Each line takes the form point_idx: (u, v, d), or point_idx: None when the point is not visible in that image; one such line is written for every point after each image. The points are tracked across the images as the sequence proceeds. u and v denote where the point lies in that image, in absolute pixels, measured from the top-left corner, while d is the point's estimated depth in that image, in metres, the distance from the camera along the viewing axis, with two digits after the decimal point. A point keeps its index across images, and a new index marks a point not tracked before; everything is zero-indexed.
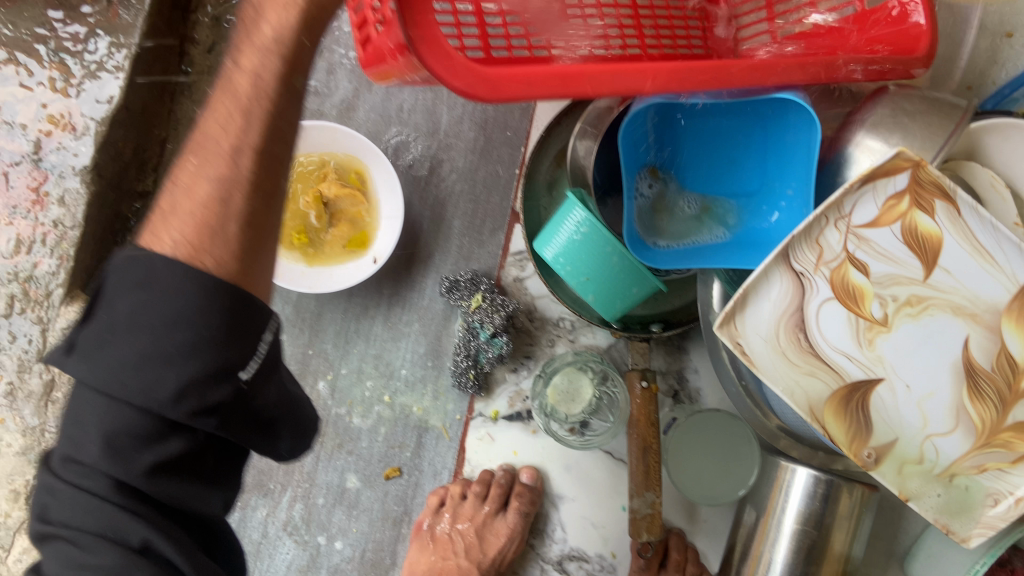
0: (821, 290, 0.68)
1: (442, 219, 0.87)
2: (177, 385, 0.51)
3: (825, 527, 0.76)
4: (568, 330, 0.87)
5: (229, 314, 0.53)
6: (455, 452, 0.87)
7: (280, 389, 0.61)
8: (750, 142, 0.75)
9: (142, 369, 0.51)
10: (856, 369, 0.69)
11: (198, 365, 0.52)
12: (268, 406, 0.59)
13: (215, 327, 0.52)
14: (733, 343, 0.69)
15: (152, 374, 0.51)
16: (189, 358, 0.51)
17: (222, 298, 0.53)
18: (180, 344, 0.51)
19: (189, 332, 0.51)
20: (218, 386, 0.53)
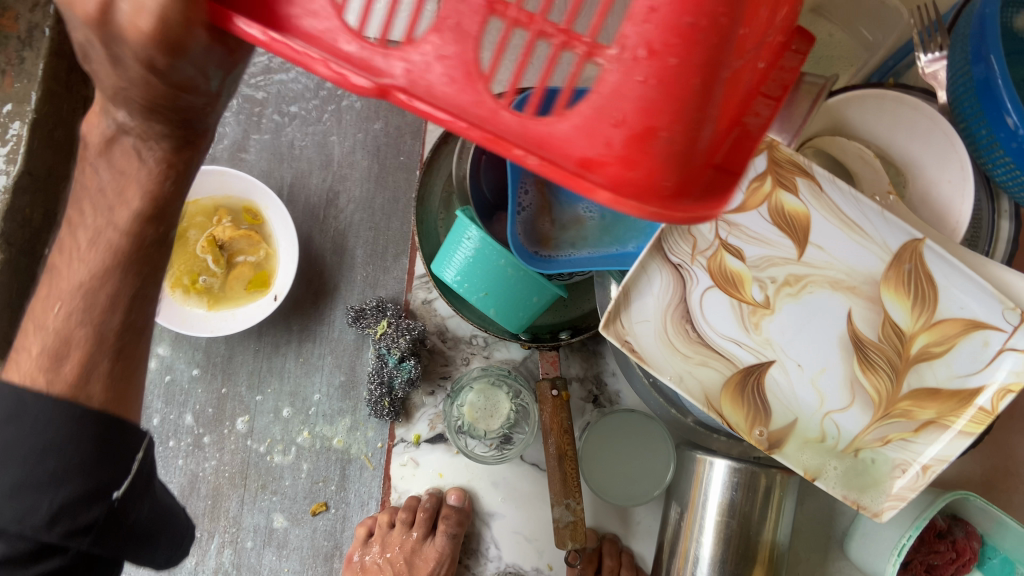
0: (700, 279, 0.68)
1: (344, 249, 0.87)
2: (51, 510, 0.52)
3: (745, 516, 0.75)
4: (481, 346, 0.87)
5: (100, 439, 0.54)
6: (381, 480, 0.86)
7: (155, 502, 0.61)
8: None
9: (13, 499, 0.51)
10: (747, 354, 0.69)
11: (71, 489, 0.52)
12: (143, 520, 0.59)
13: (84, 454, 0.53)
14: (622, 341, 0.68)
15: (26, 502, 0.51)
16: (61, 484, 0.52)
17: (91, 426, 0.53)
18: (51, 472, 0.52)
19: (59, 459, 0.52)
20: (90, 509, 0.54)
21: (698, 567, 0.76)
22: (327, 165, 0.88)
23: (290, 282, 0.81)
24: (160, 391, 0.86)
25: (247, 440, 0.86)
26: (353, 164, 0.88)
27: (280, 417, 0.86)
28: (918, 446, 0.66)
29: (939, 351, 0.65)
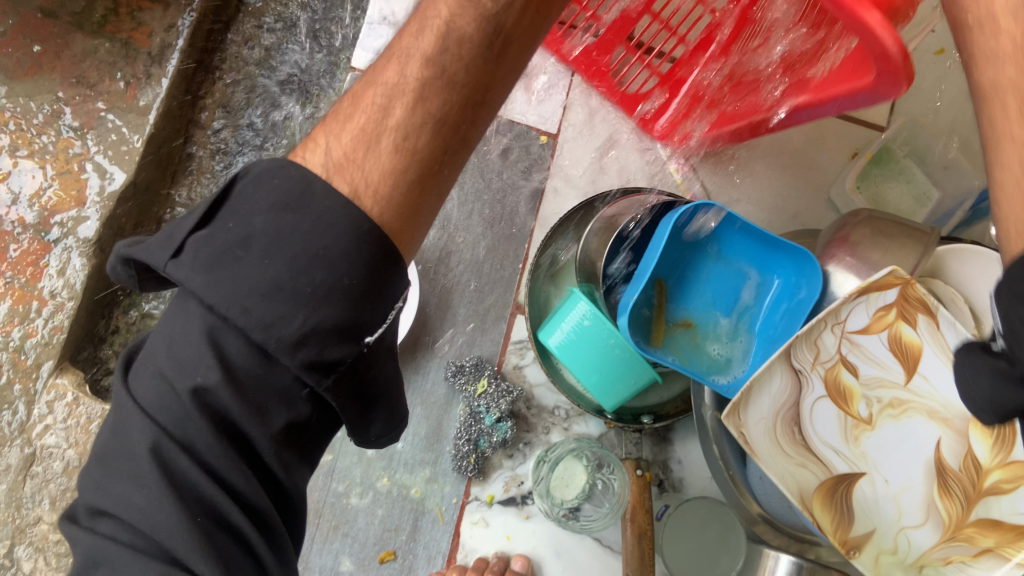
0: (815, 388, 0.75)
1: (448, 306, 0.91)
2: (303, 328, 0.43)
3: None
4: (563, 418, 0.91)
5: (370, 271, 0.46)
6: (451, 535, 0.88)
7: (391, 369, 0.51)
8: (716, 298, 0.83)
9: (270, 300, 0.43)
10: (842, 463, 0.75)
11: (331, 315, 0.44)
12: (379, 380, 0.49)
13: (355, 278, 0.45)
14: (739, 433, 0.74)
15: (281, 309, 0.43)
16: (323, 304, 0.44)
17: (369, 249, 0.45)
18: (317, 284, 0.44)
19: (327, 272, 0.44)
20: (341, 344, 0.45)
21: None
22: (444, 225, 0.93)
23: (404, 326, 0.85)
24: None
25: (324, 482, 0.86)
26: (468, 228, 0.93)
27: (361, 461, 0.87)
28: (976, 571, 0.70)
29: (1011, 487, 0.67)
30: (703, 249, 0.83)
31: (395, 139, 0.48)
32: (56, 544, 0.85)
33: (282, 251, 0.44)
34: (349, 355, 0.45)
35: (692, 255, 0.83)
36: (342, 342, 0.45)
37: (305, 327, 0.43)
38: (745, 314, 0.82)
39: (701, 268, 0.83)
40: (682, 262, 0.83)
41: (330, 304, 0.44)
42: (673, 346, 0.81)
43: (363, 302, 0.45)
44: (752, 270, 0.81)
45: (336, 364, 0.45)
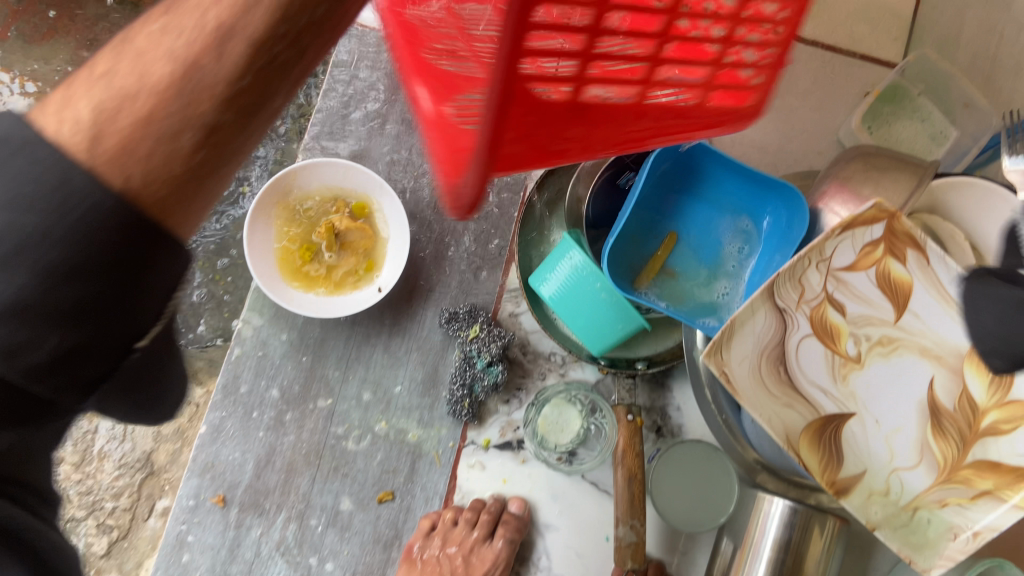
0: (801, 326, 0.73)
1: (444, 255, 0.93)
2: (44, 355, 0.35)
3: (798, 554, 0.78)
4: (558, 364, 0.91)
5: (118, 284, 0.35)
6: (447, 478, 0.90)
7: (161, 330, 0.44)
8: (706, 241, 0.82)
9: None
10: (830, 403, 0.74)
11: (69, 338, 0.35)
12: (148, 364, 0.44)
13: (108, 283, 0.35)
14: (721, 372, 0.71)
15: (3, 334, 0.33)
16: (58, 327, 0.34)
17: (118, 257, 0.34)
18: (60, 302, 0.34)
19: (79, 287, 0.34)
20: (94, 361, 0.37)
21: None
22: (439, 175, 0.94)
23: (396, 273, 0.88)
24: (252, 363, 0.90)
25: (325, 425, 0.90)
26: None
27: (359, 405, 0.90)
28: (971, 513, 0.69)
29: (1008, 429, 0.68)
30: (688, 193, 0.81)
31: (161, 98, 0.34)
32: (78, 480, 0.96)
33: (32, 256, 0.33)
34: (105, 369, 0.38)
35: (678, 199, 0.82)
36: (98, 357, 0.37)
37: (58, 352, 0.35)
38: (734, 260, 0.80)
39: (690, 213, 0.82)
40: (669, 206, 0.82)
41: (69, 325, 0.35)
42: (660, 285, 0.81)
43: (120, 317, 0.36)
44: (740, 210, 0.80)
45: (86, 379, 0.37)
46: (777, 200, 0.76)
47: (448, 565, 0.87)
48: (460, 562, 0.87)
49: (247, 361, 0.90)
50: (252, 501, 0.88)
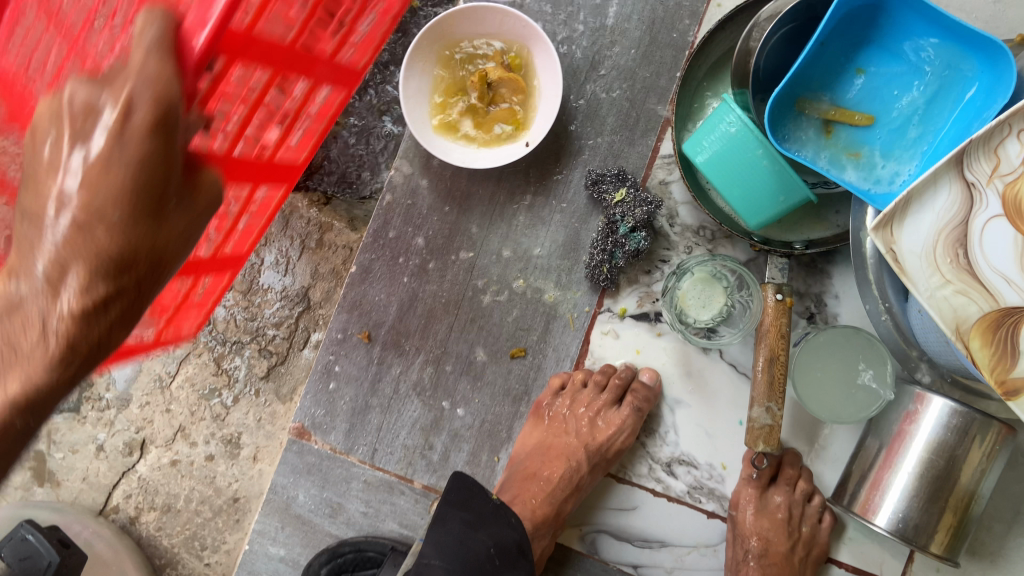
0: (991, 205, 0.64)
1: (596, 113, 0.89)
2: None
3: (954, 458, 0.73)
4: (707, 239, 0.88)
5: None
6: (580, 342, 0.90)
7: None
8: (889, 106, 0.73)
9: None
10: (1014, 294, 0.64)
11: None
12: None
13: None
14: (887, 249, 0.67)
15: None
16: None
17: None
18: None
19: None
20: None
21: (888, 497, 0.75)
22: (598, 29, 0.89)
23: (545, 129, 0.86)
24: (401, 211, 0.92)
25: (467, 278, 0.91)
26: (625, 32, 0.88)
27: (499, 261, 0.90)
28: None
29: None
30: (873, 48, 0.73)
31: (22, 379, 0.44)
32: (242, 308, 1.04)
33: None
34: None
35: (860, 54, 0.73)
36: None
37: None
38: (918, 134, 0.71)
39: (873, 71, 0.73)
40: (848, 62, 0.74)
41: None
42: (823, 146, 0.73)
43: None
44: (938, 75, 0.70)
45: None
46: (985, 66, 0.66)
47: (574, 424, 0.87)
48: (584, 426, 0.87)
49: (397, 209, 0.92)
50: (395, 341, 0.92)
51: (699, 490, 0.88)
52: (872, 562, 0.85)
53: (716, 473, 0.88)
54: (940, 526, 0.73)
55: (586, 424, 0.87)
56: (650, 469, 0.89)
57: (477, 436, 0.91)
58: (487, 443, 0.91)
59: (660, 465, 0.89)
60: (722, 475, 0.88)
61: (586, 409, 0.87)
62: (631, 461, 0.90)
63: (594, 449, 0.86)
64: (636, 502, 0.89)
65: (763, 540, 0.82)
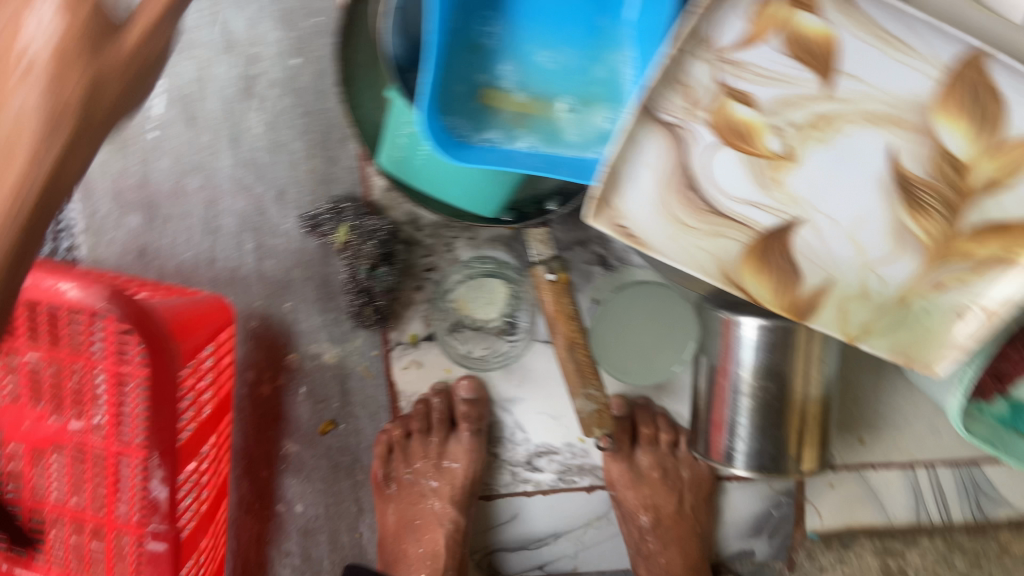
0: (701, 137, 0.53)
1: (279, 143, 0.75)
2: None
3: (780, 375, 0.68)
4: (464, 228, 0.76)
5: None
6: (386, 387, 0.80)
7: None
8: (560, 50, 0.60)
9: None
10: (765, 216, 0.56)
11: None
12: None
13: None
14: (617, 229, 0.56)
15: None
16: None
17: None
18: None
19: None
20: None
21: (738, 433, 0.71)
22: (231, 46, 0.73)
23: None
24: None
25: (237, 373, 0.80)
26: (262, 39, 0.73)
27: (262, 345, 0.79)
28: (979, 287, 0.57)
29: (1009, 180, 0.52)
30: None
31: None
32: None
33: None
34: None
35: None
36: None
37: None
38: (601, 71, 0.60)
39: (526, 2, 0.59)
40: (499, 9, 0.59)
41: None
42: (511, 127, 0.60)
43: None
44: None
45: None
46: None
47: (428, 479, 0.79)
48: (434, 476, 0.79)
49: None
50: None
51: (569, 472, 0.83)
52: None
53: (578, 449, 0.83)
54: (794, 443, 0.70)
55: (434, 475, 0.79)
56: (514, 474, 0.83)
57: (328, 523, 0.83)
58: (341, 525, 0.83)
59: (522, 467, 0.83)
60: (584, 447, 0.83)
61: (424, 460, 0.79)
62: (492, 475, 0.83)
63: (460, 494, 0.78)
64: (517, 510, 0.84)
65: (653, 509, 0.76)
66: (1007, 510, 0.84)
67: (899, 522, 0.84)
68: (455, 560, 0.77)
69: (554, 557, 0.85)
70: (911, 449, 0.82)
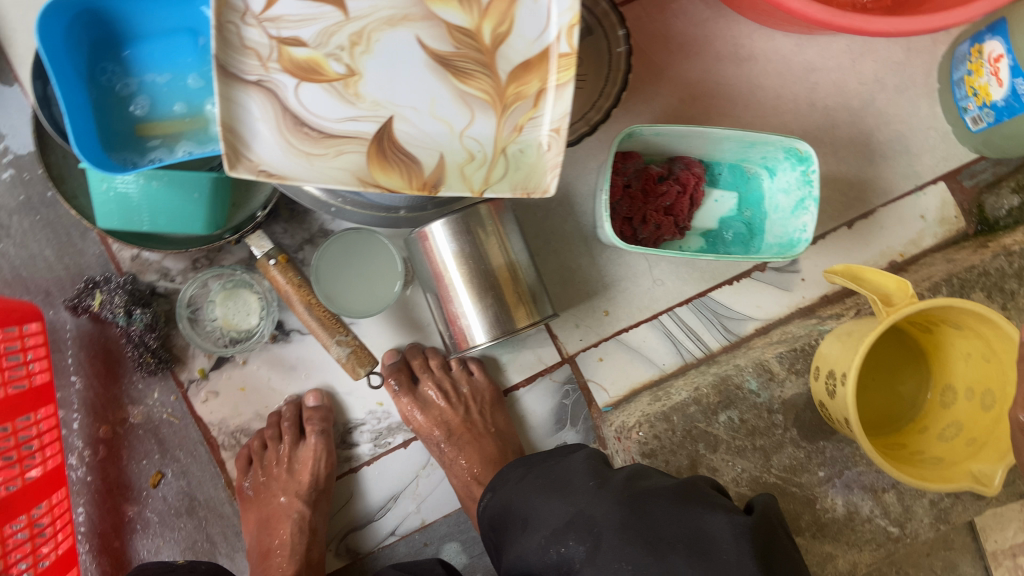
0: (285, 82, 0.70)
1: (32, 255, 0.89)
2: None
3: (475, 255, 0.81)
4: (209, 263, 0.90)
5: None
6: (195, 423, 0.90)
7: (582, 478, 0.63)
8: (188, 71, 0.77)
9: None
10: (367, 124, 0.72)
11: None
12: None
13: None
14: (258, 173, 0.70)
15: None
16: None
17: None
18: None
19: None
20: None
21: (472, 320, 0.82)
22: None
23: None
24: None
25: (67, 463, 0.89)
26: None
27: (75, 430, 0.89)
28: (543, 116, 0.73)
29: (507, 29, 0.71)
30: (127, 38, 0.76)
31: None
32: None
33: None
34: None
35: (123, 49, 0.76)
36: None
37: None
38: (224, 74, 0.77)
39: (146, 52, 0.76)
40: (129, 63, 0.76)
41: None
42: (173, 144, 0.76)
43: None
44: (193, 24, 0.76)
45: None
46: None
47: (278, 485, 0.89)
48: (284, 477, 0.88)
49: None
50: None
51: (382, 436, 0.93)
52: (534, 365, 0.95)
53: (381, 413, 0.93)
54: (516, 307, 0.83)
55: (285, 474, 0.88)
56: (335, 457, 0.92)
57: None
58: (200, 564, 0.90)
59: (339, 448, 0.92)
60: (387, 410, 0.93)
61: (279, 463, 0.89)
62: None
63: (305, 489, 0.88)
64: (351, 489, 0.93)
65: (443, 423, 0.89)
66: (752, 323, 0.97)
67: (671, 368, 0.96)
68: (285, 540, 0.87)
69: (400, 520, 0.92)
70: (647, 303, 0.96)
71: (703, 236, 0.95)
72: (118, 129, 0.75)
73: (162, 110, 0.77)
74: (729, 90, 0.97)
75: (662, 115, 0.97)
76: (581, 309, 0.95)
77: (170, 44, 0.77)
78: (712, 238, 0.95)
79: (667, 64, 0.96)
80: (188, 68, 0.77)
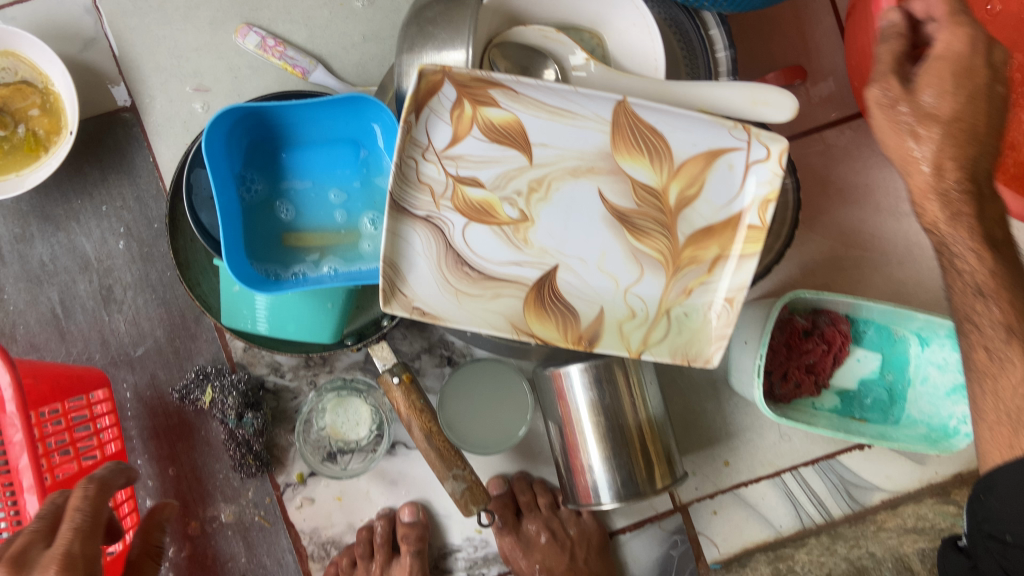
0: (454, 220, 0.66)
1: (144, 333, 0.86)
2: None
3: (610, 407, 0.76)
4: (321, 362, 0.86)
5: None
6: (286, 530, 0.86)
7: None
8: (342, 183, 0.74)
9: None
10: (530, 271, 0.67)
11: None
12: None
13: None
14: (411, 310, 0.65)
15: None
16: None
17: None
18: None
19: None
20: None
21: (597, 474, 0.77)
22: (87, 266, 0.86)
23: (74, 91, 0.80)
24: None
25: None
26: (112, 254, 0.86)
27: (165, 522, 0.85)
28: (716, 283, 0.67)
29: (695, 192, 0.66)
30: (288, 143, 0.72)
31: None
32: None
33: None
34: None
35: (281, 153, 0.72)
36: None
37: None
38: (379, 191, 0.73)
39: (303, 160, 0.73)
40: (285, 169, 0.73)
41: None
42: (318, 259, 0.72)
43: None
44: (356, 137, 0.72)
45: None
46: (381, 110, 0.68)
47: None
48: None
49: None
50: None
51: (476, 566, 0.88)
52: (643, 509, 0.90)
53: (478, 540, 0.88)
54: (647, 467, 0.77)
55: None
56: None
57: None
58: None
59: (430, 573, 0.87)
60: (484, 538, 0.88)
61: None
62: None
63: None
64: None
65: (546, 569, 0.84)
66: (880, 494, 0.90)
67: (788, 531, 0.90)
68: None
69: None
70: (771, 458, 0.90)
71: (839, 395, 0.90)
72: (264, 238, 0.72)
73: (310, 222, 0.73)
74: (883, 243, 0.91)
75: (808, 262, 0.91)
76: (700, 457, 0.90)
77: (329, 154, 0.73)
78: (849, 399, 0.89)
79: (822, 209, 0.91)
80: (343, 180, 0.73)
